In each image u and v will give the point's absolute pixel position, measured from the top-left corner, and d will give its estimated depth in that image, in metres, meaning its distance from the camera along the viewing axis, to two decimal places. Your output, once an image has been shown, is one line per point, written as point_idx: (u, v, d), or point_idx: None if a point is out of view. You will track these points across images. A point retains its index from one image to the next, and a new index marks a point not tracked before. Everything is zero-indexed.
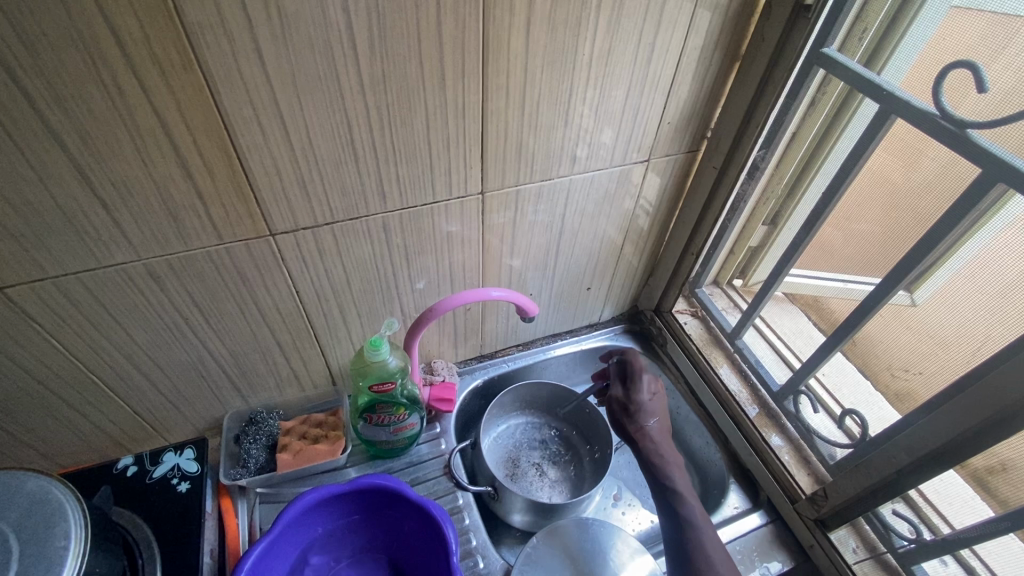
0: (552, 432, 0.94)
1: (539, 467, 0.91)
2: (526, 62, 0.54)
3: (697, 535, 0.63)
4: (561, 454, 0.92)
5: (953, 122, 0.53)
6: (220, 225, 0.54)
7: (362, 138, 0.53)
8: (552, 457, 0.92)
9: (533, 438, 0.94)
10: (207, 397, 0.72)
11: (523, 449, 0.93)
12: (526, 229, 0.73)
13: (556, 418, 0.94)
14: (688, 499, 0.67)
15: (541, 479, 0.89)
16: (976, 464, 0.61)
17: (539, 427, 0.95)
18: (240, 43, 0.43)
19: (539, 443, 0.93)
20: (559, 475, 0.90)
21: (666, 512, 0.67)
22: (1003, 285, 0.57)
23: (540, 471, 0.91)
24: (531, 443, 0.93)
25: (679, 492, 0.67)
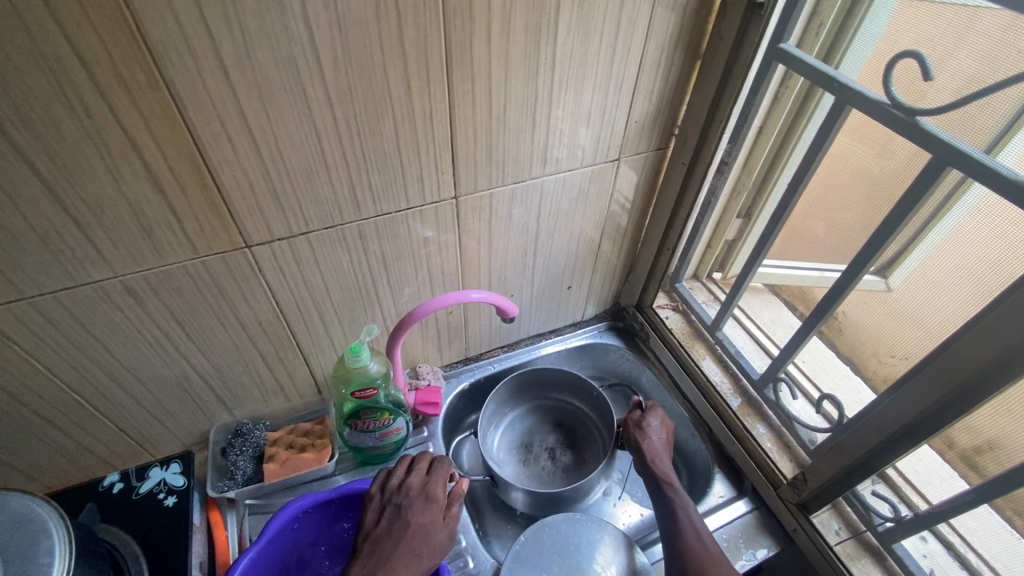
0: (554, 424, 0.94)
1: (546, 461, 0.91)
2: (490, 68, 0.55)
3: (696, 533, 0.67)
4: (566, 443, 0.92)
5: (902, 110, 0.56)
6: (195, 239, 0.55)
7: (332, 148, 0.54)
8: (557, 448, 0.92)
9: (536, 433, 0.94)
10: (192, 410, 0.72)
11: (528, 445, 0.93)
12: (502, 232, 0.74)
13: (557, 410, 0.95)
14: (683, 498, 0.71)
15: (549, 472, 0.90)
16: (963, 444, 0.62)
17: (541, 421, 0.95)
18: (205, 60, 0.44)
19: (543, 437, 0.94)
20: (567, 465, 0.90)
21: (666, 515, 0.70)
22: (958, 266, 0.59)
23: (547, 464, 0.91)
24: (535, 438, 0.93)
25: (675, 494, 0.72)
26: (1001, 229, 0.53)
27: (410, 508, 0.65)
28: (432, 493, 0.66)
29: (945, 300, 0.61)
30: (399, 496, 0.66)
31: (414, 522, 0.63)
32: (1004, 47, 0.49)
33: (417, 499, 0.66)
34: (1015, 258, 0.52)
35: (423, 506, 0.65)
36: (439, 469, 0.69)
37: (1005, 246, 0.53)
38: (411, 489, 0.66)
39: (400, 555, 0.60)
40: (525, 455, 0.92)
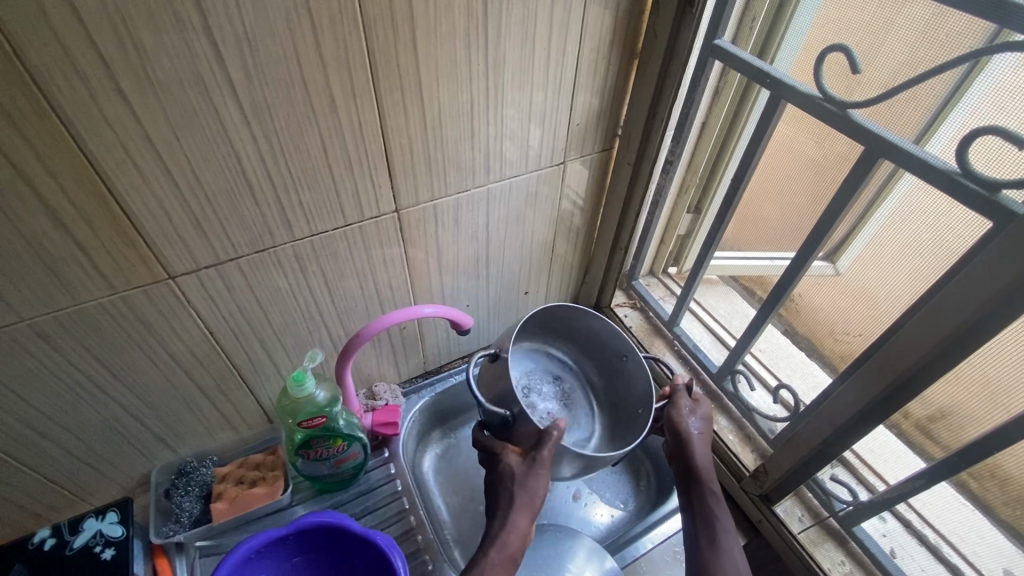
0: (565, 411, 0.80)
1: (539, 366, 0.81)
2: (419, 77, 0.53)
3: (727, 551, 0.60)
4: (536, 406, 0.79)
5: (834, 103, 0.56)
6: (109, 273, 0.51)
7: (255, 169, 0.51)
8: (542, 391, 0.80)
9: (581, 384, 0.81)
10: (129, 453, 0.67)
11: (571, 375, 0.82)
12: (451, 242, 0.72)
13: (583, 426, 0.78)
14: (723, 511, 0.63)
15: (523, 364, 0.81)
16: (916, 413, 0.61)
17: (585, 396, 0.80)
18: (98, 84, 0.40)
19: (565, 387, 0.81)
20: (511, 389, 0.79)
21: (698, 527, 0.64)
22: (893, 256, 0.61)
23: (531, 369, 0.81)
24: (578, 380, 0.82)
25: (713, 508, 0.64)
26: (932, 217, 0.55)
27: (517, 491, 0.61)
28: (541, 473, 0.62)
29: (889, 286, 0.62)
30: (504, 478, 0.62)
31: (524, 506, 0.60)
32: (926, 38, 0.50)
33: (520, 480, 0.61)
34: (951, 244, 0.53)
35: (535, 484, 0.61)
36: (547, 447, 0.62)
37: (939, 232, 0.54)
38: (511, 470, 0.62)
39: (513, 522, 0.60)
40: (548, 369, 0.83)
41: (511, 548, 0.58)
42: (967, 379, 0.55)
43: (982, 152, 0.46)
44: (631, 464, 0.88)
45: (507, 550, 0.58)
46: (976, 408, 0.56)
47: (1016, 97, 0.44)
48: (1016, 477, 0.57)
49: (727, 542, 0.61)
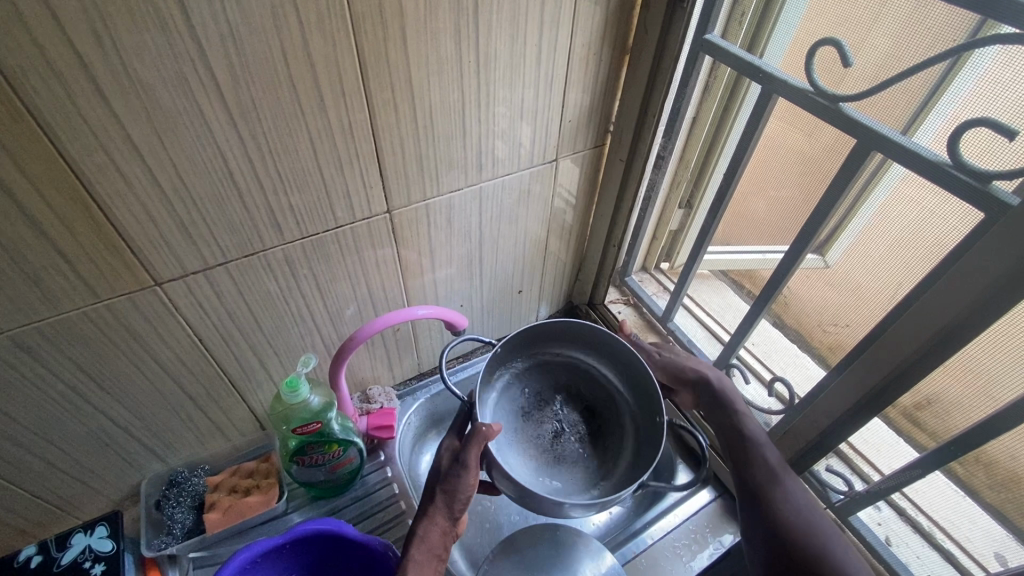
0: (562, 414, 0.74)
1: (504, 380, 0.74)
2: (409, 74, 0.52)
3: (808, 520, 0.55)
4: (529, 422, 0.73)
5: (826, 97, 0.56)
6: (92, 281, 0.49)
7: (243, 171, 0.50)
8: (522, 413, 0.73)
9: (558, 385, 0.76)
10: (117, 465, 0.66)
11: (539, 379, 0.76)
12: (444, 242, 0.71)
13: (589, 414, 0.74)
14: (787, 478, 0.59)
15: (493, 394, 0.73)
16: (903, 402, 0.62)
17: (571, 391, 0.76)
18: (77, 86, 0.39)
19: (543, 392, 0.75)
20: (495, 423, 0.71)
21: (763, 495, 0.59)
22: (884, 250, 0.61)
23: (500, 397, 0.73)
24: (549, 382, 0.76)
25: (775, 473, 0.59)
26: (923, 210, 0.55)
27: (442, 488, 0.56)
28: (470, 473, 0.56)
29: (880, 278, 0.62)
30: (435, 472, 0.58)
31: (443, 506, 0.55)
32: (914, 29, 0.50)
33: (447, 476, 0.56)
34: (940, 235, 0.54)
35: (464, 481, 0.56)
36: (474, 446, 0.56)
37: (928, 224, 0.55)
38: (441, 464, 0.57)
39: (433, 520, 0.55)
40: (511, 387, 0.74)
41: (433, 544, 0.54)
42: (959, 368, 0.55)
43: (973, 143, 0.46)
44: None
45: (425, 549, 0.53)
46: (964, 397, 0.57)
47: (1007, 89, 0.44)
48: (1002, 463, 0.58)
49: (802, 506, 0.57)
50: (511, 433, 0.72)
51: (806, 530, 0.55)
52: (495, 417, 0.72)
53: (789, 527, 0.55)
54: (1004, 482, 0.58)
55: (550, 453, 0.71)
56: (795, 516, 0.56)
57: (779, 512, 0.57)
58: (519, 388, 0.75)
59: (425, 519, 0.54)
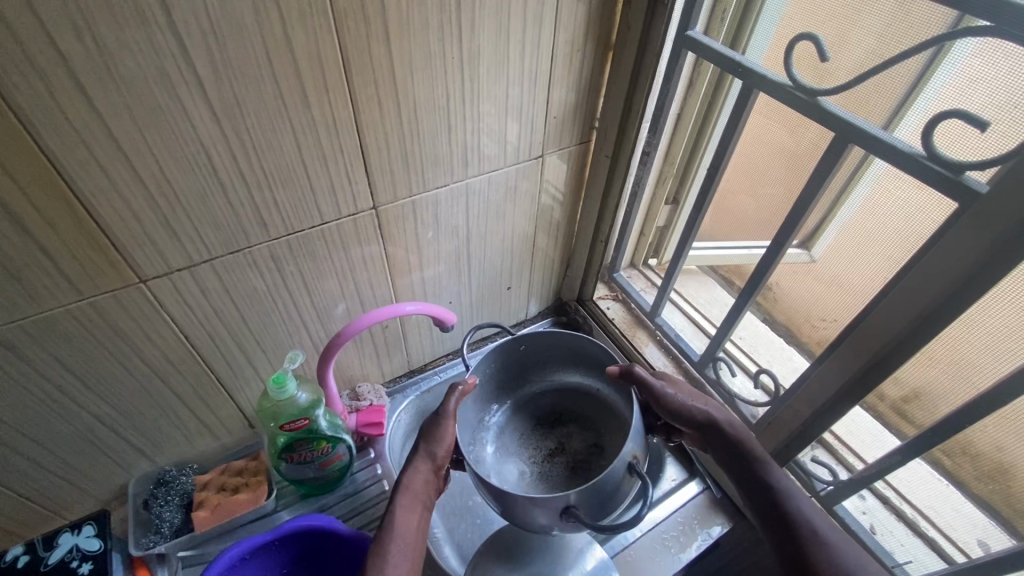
0: (568, 437, 0.75)
1: (517, 395, 0.78)
2: (393, 71, 0.52)
3: (799, 506, 0.54)
4: (531, 438, 0.76)
5: (806, 92, 0.57)
6: (76, 278, 0.49)
7: (226, 167, 0.50)
8: (527, 428, 0.77)
9: (572, 407, 0.77)
10: (103, 464, 0.65)
11: (556, 404, 0.77)
12: (431, 238, 0.71)
13: (593, 442, 0.73)
14: (769, 460, 0.58)
15: (502, 407, 0.78)
16: (892, 393, 0.63)
17: (584, 416, 0.76)
18: (57, 81, 0.39)
19: (555, 417, 0.77)
20: (497, 436, 0.76)
21: (750, 484, 0.57)
22: (864, 243, 0.62)
23: (511, 411, 0.78)
24: (564, 405, 0.77)
25: (759, 459, 0.58)
26: (901, 202, 0.56)
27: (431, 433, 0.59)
28: (450, 423, 0.59)
29: (862, 270, 0.63)
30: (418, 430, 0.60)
31: (425, 453, 0.57)
32: (892, 25, 0.51)
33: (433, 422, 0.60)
34: (918, 227, 0.55)
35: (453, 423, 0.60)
36: (453, 398, 0.60)
37: (906, 215, 0.56)
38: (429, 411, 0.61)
39: (414, 468, 0.56)
40: (522, 410, 0.78)
41: (417, 490, 0.55)
42: (938, 357, 0.57)
43: (947, 134, 0.47)
44: None
45: (410, 492, 0.54)
46: (946, 385, 0.58)
47: (980, 83, 0.45)
48: (988, 454, 0.59)
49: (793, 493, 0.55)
50: (511, 448, 0.75)
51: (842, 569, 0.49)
52: (498, 430, 0.77)
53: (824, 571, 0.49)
54: (993, 473, 0.59)
55: (540, 472, 0.72)
56: (785, 501, 0.55)
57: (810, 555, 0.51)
58: (535, 407, 0.78)
59: (409, 468, 0.56)
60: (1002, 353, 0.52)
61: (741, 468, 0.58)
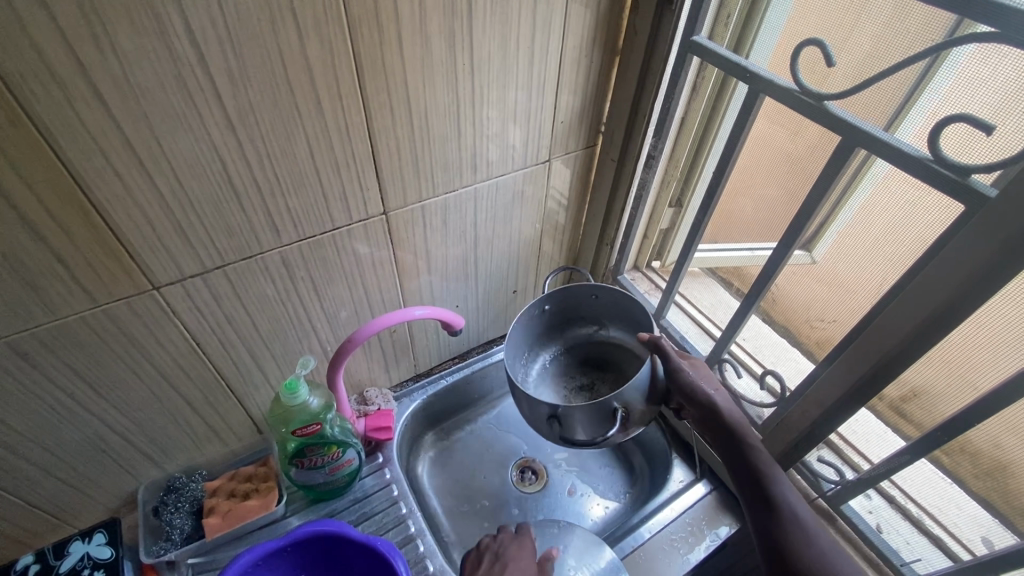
0: (602, 381, 0.81)
1: (568, 341, 0.85)
2: (405, 78, 0.53)
3: (794, 514, 0.59)
4: (571, 375, 0.83)
5: (810, 95, 0.57)
6: (90, 286, 0.49)
7: (240, 174, 0.50)
8: (567, 368, 0.83)
9: (617, 357, 0.81)
10: (113, 471, 0.65)
11: (607, 350, 0.83)
12: (439, 243, 0.72)
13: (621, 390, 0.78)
14: (775, 472, 0.62)
15: (557, 344, 0.84)
16: (890, 394, 0.65)
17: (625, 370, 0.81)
18: (76, 91, 0.39)
19: (602, 362, 0.83)
20: (546, 369, 0.84)
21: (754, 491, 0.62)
22: (868, 246, 0.63)
23: (565, 348, 0.84)
24: (614, 354, 0.82)
25: (764, 469, 0.62)
26: (905, 205, 0.57)
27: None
28: None
29: (866, 272, 0.64)
30: None
31: None
32: (894, 29, 0.51)
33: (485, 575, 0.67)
34: (923, 229, 0.55)
35: (516, 570, 0.68)
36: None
37: (911, 218, 0.56)
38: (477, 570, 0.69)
39: None
40: (574, 358, 0.84)
41: None
42: (943, 357, 0.57)
43: (953, 136, 0.48)
44: (626, 460, 0.91)
45: None
46: (952, 384, 0.58)
47: (983, 84, 0.46)
48: (985, 452, 0.60)
49: (792, 505, 0.60)
50: (552, 377, 0.83)
51: (827, 564, 0.55)
52: (548, 364, 0.84)
53: (807, 563, 0.55)
54: (992, 471, 0.60)
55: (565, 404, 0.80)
56: (782, 508, 0.60)
57: (796, 550, 0.57)
58: (587, 348, 0.84)
59: None
60: (1002, 356, 0.53)
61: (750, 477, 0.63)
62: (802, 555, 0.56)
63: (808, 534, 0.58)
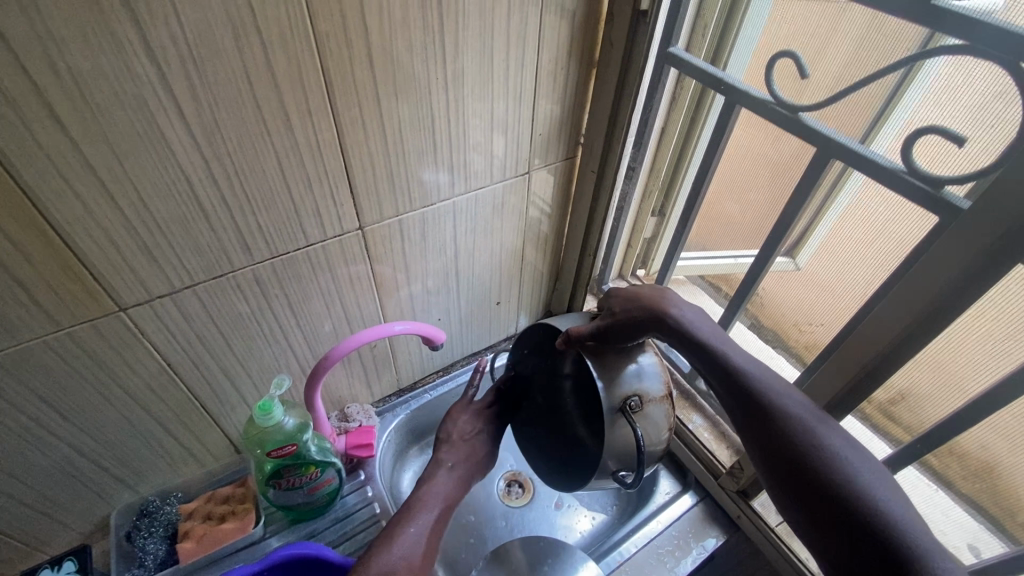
0: None
1: None
2: (377, 93, 0.52)
3: (781, 401, 0.52)
4: None
5: (785, 107, 0.57)
6: (51, 308, 0.47)
7: (207, 191, 0.49)
8: None
9: None
10: (83, 497, 0.63)
11: None
12: (418, 256, 0.71)
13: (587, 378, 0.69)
14: (748, 364, 0.55)
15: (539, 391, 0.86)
16: (879, 397, 0.63)
17: None
18: (30, 111, 0.38)
19: None
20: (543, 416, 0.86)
21: (731, 387, 0.55)
22: (847, 254, 0.63)
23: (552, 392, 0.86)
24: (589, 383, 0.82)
25: (738, 366, 0.55)
26: (881, 215, 0.57)
27: (461, 446, 0.77)
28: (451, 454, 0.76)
29: (846, 281, 0.64)
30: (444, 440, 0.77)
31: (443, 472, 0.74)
32: (865, 41, 0.51)
33: (459, 445, 0.77)
34: (900, 238, 0.55)
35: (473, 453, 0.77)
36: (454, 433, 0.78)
37: (888, 227, 0.56)
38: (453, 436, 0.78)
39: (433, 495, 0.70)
40: None
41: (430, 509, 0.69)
42: (924, 365, 0.57)
43: (927, 150, 0.48)
44: None
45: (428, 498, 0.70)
46: (934, 390, 0.58)
47: (957, 96, 0.46)
48: (972, 454, 0.59)
49: (776, 393, 0.53)
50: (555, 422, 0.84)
51: (822, 454, 0.48)
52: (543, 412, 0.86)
53: (803, 451, 0.49)
54: (978, 472, 0.59)
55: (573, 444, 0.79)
56: (767, 398, 0.53)
57: (790, 439, 0.50)
58: None
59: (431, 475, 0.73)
60: (986, 358, 0.52)
61: (722, 376, 0.56)
62: (785, 444, 0.50)
63: (788, 416, 0.51)
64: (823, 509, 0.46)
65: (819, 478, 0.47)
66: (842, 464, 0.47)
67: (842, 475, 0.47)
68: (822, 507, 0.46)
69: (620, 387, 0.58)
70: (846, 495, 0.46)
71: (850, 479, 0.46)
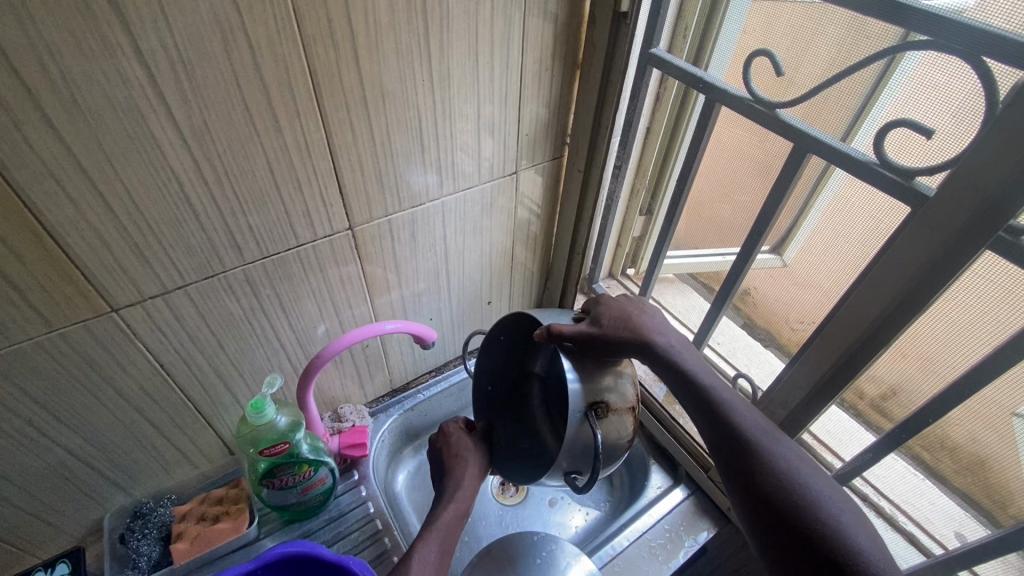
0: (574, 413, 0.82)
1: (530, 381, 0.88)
2: (364, 94, 0.53)
3: (759, 439, 0.53)
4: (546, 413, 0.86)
5: (762, 104, 0.60)
6: (44, 310, 0.48)
7: (198, 192, 0.49)
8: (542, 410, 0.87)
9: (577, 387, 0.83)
10: (77, 500, 0.64)
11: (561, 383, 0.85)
12: (409, 258, 0.72)
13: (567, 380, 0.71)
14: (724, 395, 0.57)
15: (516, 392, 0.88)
16: (870, 393, 0.65)
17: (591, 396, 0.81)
18: (24, 114, 0.39)
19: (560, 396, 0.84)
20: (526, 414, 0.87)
21: (712, 424, 0.56)
22: (827, 248, 0.64)
23: None
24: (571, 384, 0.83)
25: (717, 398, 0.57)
26: (858, 208, 0.58)
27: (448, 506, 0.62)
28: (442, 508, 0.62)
29: (827, 273, 0.66)
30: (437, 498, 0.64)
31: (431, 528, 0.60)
32: (837, 40, 0.53)
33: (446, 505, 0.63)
34: (876, 231, 0.57)
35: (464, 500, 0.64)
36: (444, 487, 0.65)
37: (865, 219, 0.58)
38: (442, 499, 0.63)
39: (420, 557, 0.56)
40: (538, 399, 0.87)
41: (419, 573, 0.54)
42: (906, 354, 0.58)
43: (898, 142, 0.49)
44: None
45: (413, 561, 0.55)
46: (918, 380, 0.59)
47: (926, 92, 0.47)
48: (963, 446, 0.59)
49: (752, 429, 0.54)
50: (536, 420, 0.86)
51: (803, 495, 0.48)
52: None
53: (783, 490, 0.49)
54: (970, 465, 0.59)
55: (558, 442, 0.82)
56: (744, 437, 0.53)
57: (770, 479, 0.50)
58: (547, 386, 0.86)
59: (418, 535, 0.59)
60: (965, 348, 0.53)
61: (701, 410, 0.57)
62: (765, 484, 0.50)
63: (767, 455, 0.51)
64: (801, 552, 0.46)
65: (800, 520, 0.47)
66: (822, 502, 0.48)
67: (822, 514, 0.47)
68: (799, 548, 0.46)
69: (596, 391, 0.59)
70: (831, 537, 0.45)
71: (828, 521, 0.46)
